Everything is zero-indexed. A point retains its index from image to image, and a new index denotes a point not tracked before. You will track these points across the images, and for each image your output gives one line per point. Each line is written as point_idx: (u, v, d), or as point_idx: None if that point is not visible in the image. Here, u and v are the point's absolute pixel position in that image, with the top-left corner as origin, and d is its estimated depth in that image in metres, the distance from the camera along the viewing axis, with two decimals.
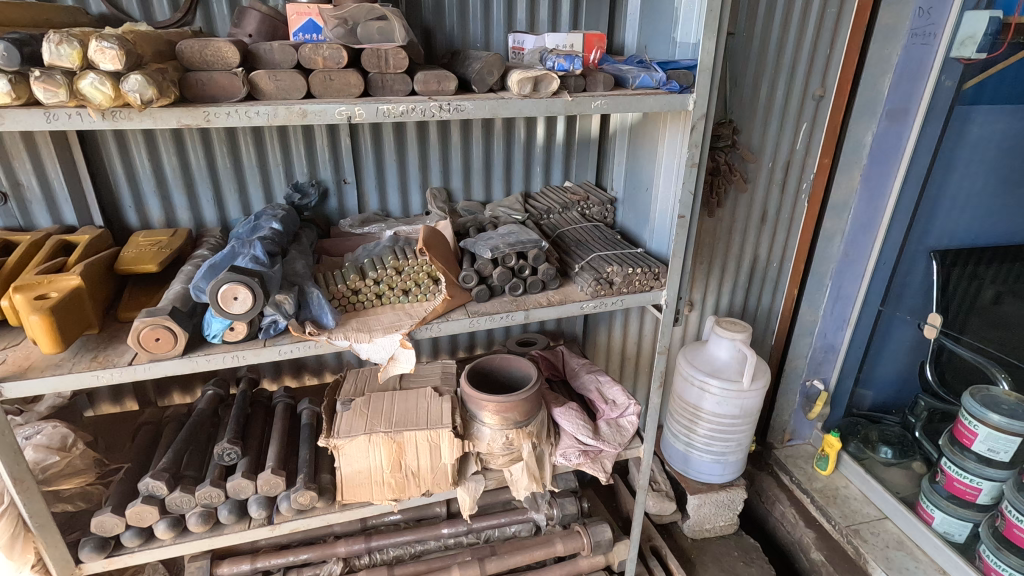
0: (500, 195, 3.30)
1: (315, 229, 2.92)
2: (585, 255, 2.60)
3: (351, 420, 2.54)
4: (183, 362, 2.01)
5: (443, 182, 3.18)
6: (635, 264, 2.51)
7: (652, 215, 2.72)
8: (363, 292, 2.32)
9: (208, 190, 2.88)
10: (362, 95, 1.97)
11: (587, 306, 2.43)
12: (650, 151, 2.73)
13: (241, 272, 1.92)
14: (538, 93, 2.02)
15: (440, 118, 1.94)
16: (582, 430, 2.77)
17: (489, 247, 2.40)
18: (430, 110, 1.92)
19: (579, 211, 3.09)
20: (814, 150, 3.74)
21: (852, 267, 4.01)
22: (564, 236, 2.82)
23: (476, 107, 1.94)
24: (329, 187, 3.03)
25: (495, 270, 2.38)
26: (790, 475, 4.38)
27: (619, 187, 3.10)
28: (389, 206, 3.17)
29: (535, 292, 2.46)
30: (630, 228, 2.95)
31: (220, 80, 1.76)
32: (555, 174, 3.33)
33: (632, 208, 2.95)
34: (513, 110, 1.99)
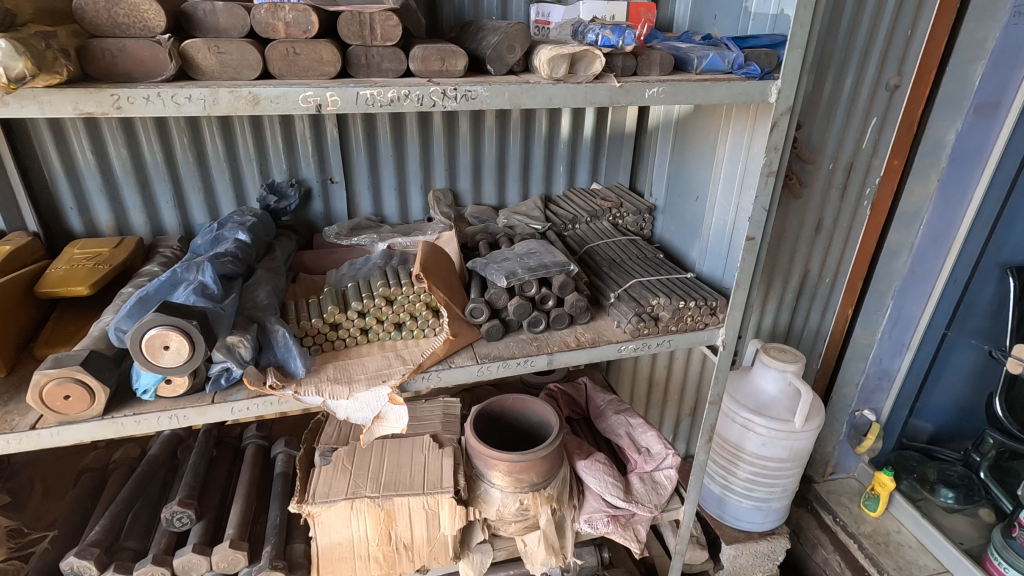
0: (516, 199, 2.79)
1: (295, 238, 2.44)
2: (623, 281, 2.10)
3: (331, 479, 2.07)
4: (104, 425, 1.54)
5: (449, 184, 2.69)
6: (687, 293, 2.00)
7: (706, 232, 2.21)
8: (345, 327, 1.85)
9: (167, 190, 2.40)
10: (340, 75, 1.46)
11: (626, 348, 1.92)
12: (702, 153, 2.22)
13: (176, 312, 1.43)
14: (575, 77, 1.51)
15: (441, 108, 1.42)
16: (610, 489, 2.29)
17: (503, 272, 1.89)
18: (432, 98, 1.41)
19: (610, 220, 2.59)
20: (883, 148, 3.19)
21: (918, 285, 3.47)
22: (595, 255, 2.32)
23: (493, 97, 1.44)
24: (313, 187, 2.54)
25: (511, 301, 1.89)
26: (834, 515, 3.89)
27: (659, 193, 2.59)
28: (385, 210, 2.68)
29: (560, 329, 1.96)
30: (675, 246, 2.44)
31: (137, 52, 1.26)
32: (581, 174, 2.82)
33: (676, 221, 2.44)
34: (542, 101, 1.48)
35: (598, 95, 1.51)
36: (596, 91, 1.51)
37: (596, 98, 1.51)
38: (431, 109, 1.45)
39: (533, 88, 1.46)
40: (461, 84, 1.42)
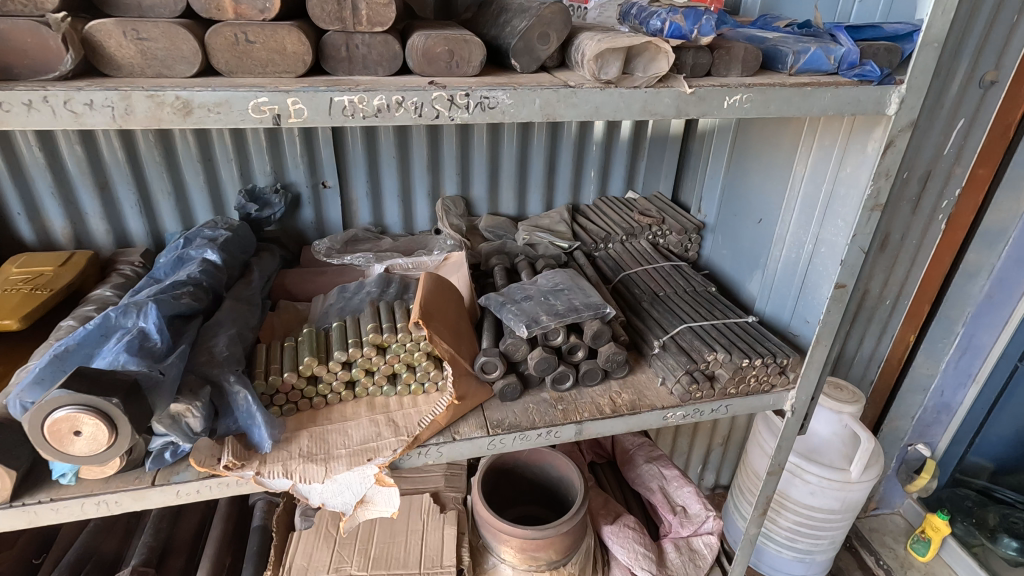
0: (538, 209, 2.40)
1: (279, 253, 2.08)
2: (668, 326, 1.72)
3: (311, 549, 1.75)
4: (13, 515, 1.21)
5: (461, 190, 2.31)
6: (751, 345, 1.61)
7: (771, 264, 1.81)
8: (326, 381, 1.50)
9: (131, 194, 2.05)
10: (313, 72, 1.09)
11: (673, 415, 1.55)
12: (771, 168, 1.81)
13: (92, 383, 1.08)
14: (631, 79, 1.11)
15: (449, 120, 1.05)
16: (640, 562, 1.94)
17: (522, 317, 1.52)
18: (436, 105, 1.03)
19: (649, 239, 2.19)
20: (968, 154, 2.58)
21: (993, 314, 2.91)
22: (633, 287, 1.94)
23: (519, 105, 1.06)
24: (302, 193, 2.18)
25: (532, 353, 1.53)
26: (877, 556, 3.31)
27: (709, 209, 2.17)
28: (386, 219, 2.31)
29: (592, 385, 1.60)
30: (730, 274, 2.04)
31: (17, 39, 0.89)
32: (615, 181, 2.41)
33: (731, 244, 2.03)
34: (586, 111, 1.10)
35: (661, 104, 1.12)
36: (660, 100, 1.11)
37: (658, 109, 1.12)
38: (434, 121, 1.07)
39: (575, 94, 1.08)
40: (478, 87, 1.03)
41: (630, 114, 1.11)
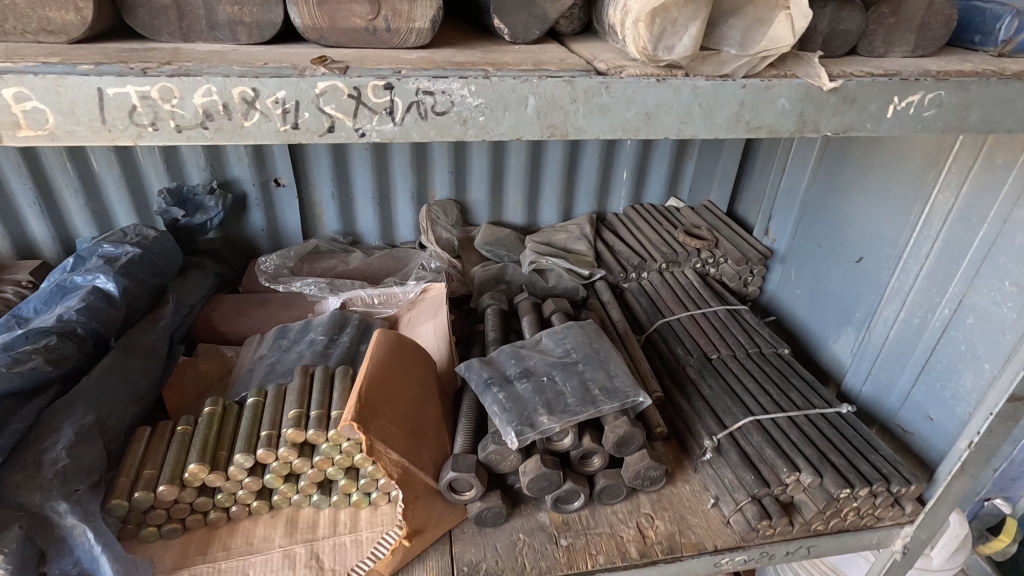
0: (552, 219, 1.88)
1: (214, 272, 1.61)
2: (726, 415, 1.21)
3: None
4: None
5: (454, 193, 1.79)
6: (852, 458, 1.10)
7: (876, 328, 1.28)
8: (229, 491, 1.05)
9: (26, 189, 1.57)
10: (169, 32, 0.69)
11: (730, 561, 1.06)
12: (888, 191, 1.24)
13: None
14: (717, 58, 0.62)
15: (387, 135, 0.56)
16: None
17: (512, 413, 1.03)
18: (323, 106, 0.54)
19: (696, 267, 1.67)
20: None
21: None
22: (674, 343, 1.42)
23: (496, 109, 0.57)
24: (249, 193, 1.69)
25: (524, 466, 1.04)
26: None
27: (780, 232, 1.62)
28: (359, 226, 1.82)
29: (612, 505, 1.11)
30: (808, 325, 1.51)
31: None
32: (654, 185, 1.87)
33: (811, 287, 1.49)
34: (625, 124, 0.61)
35: (769, 110, 0.62)
36: (770, 100, 0.62)
37: (761, 119, 0.63)
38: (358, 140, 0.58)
39: (608, 91, 0.59)
40: (410, 72, 0.55)
41: (706, 126, 0.62)
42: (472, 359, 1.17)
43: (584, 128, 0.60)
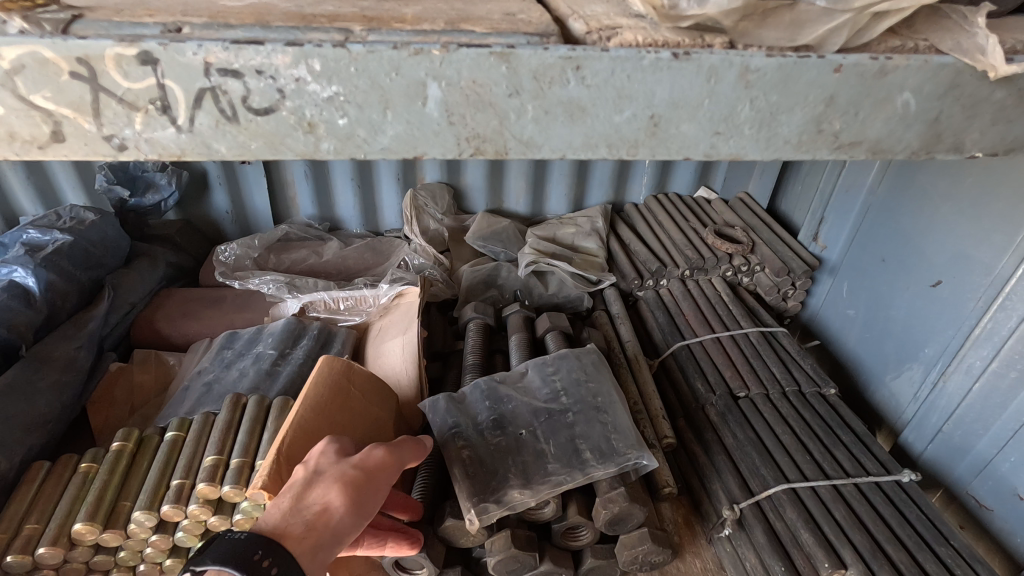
0: (561, 208, 1.62)
1: (167, 261, 1.41)
2: (752, 476, 0.97)
3: None
4: None
5: (446, 175, 1.55)
6: (912, 549, 0.86)
7: (953, 375, 1.00)
8: (133, 548, 0.86)
9: None
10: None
11: None
12: (991, 202, 0.95)
13: None
14: (791, 14, 0.48)
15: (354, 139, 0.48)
16: None
17: (474, 483, 0.82)
18: (26, 94, 0.43)
19: (724, 275, 1.41)
20: None
21: None
22: (692, 374, 1.18)
23: (361, 102, 0.46)
24: (209, 171, 1.47)
25: (490, 545, 0.83)
26: None
27: (831, 238, 1.33)
28: (338, 212, 1.59)
29: None
30: (861, 353, 1.24)
31: None
32: (683, 172, 1.60)
33: (867, 309, 1.22)
34: (599, 133, 0.49)
35: (880, 114, 0.49)
36: (888, 96, 0.49)
37: (862, 131, 0.50)
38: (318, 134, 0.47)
39: (576, 83, 0.47)
40: (189, 38, 0.44)
41: (756, 138, 0.49)
42: (439, 395, 0.93)
43: (502, 136, 0.48)
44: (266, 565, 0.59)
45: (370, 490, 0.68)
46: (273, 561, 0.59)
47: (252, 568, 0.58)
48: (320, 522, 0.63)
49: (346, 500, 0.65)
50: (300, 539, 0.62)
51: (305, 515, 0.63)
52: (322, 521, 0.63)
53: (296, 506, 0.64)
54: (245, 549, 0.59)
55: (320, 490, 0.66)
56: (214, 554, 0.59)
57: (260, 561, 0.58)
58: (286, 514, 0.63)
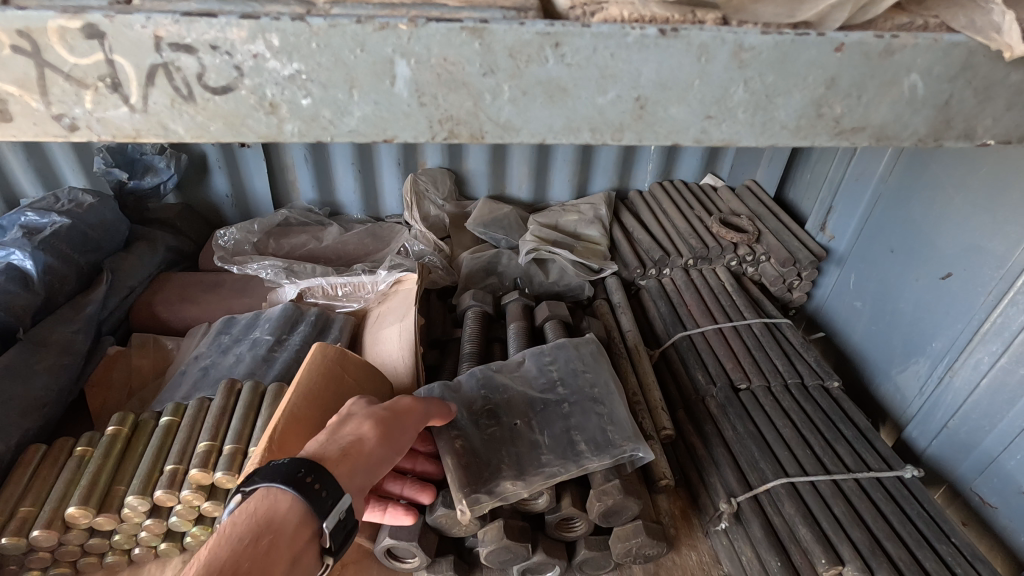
0: (564, 195, 1.60)
1: (167, 245, 1.40)
2: (751, 470, 0.96)
3: None
4: None
5: (448, 161, 1.53)
6: (910, 546, 0.84)
7: (960, 371, 0.98)
8: (127, 532, 0.86)
9: None
10: None
11: None
12: (1005, 193, 0.92)
13: None
14: None
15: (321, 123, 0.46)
16: None
17: (467, 472, 0.81)
18: None
19: (728, 264, 1.38)
20: None
21: None
22: (693, 365, 1.16)
23: (325, 81, 0.44)
24: (209, 154, 1.45)
25: (484, 536, 0.82)
26: None
27: (839, 228, 1.30)
28: (339, 197, 1.58)
29: None
30: (866, 346, 1.21)
31: None
32: (689, 159, 1.57)
33: (874, 301, 1.19)
34: (581, 116, 0.47)
35: (882, 98, 0.47)
36: (894, 78, 0.46)
37: (866, 116, 0.48)
38: (290, 116, 0.45)
39: (555, 61, 0.44)
40: (139, 9, 0.42)
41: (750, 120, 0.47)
42: (433, 384, 0.92)
43: (477, 118, 0.46)
44: (310, 482, 0.61)
45: (398, 427, 0.73)
46: (316, 478, 0.62)
47: (298, 483, 0.61)
48: (355, 449, 0.67)
49: (376, 434, 0.70)
50: (339, 462, 0.65)
51: (341, 444, 0.68)
52: (357, 448, 0.67)
53: (332, 438, 0.68)
54: (291, 468, 0.62)
55: (353, 426, 0.70)
56: (261, 476, 0.62)
57: (305, 477, 0.61)
58: (323, 444, 0.67)
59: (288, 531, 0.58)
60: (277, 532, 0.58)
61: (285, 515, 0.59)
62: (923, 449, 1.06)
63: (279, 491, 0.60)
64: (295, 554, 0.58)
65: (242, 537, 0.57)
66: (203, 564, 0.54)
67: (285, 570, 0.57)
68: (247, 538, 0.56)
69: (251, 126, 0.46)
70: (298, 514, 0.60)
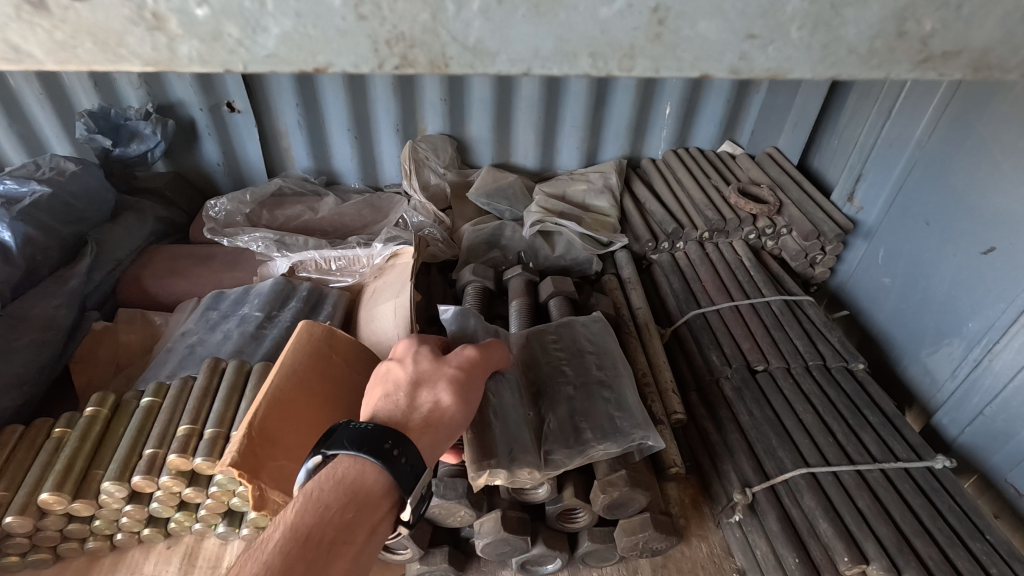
0: (572, 164, 1.51)
1: (156, 216, 1.34)
2: (768, 458, 0.89)
3: None
4: None
5: (449, 127, 1.44)
6: (942, 544, 0.78)
7: (1001, 354, 0.90)
8: (108, 518, 0.82)
9: None
10: None
11: None
12: None
13: None
14: None
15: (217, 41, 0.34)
16: None
17: (484, 440, 0.70)
18: None
19: (746, 237, 1.30)
20: None
21: None
22: (706, 344, 1.09)
23: None
24: (197, 119, 1.38)
25: (479, 527, 0.78)
26: None
27: (868, 199, 1.21)
28: (336, 165, 1.50)
29: (600, 569, 0.84)
30: (894, 326, 1.13)
31: None
32: (706, 125, 1.47)
33: (905, 277, 1.10)
34: (580, 35, 0.37)
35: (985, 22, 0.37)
36: None
37: (964, 36, 0.37)
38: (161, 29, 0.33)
39: None
40: None
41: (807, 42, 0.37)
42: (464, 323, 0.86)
43: (438, 38, 0.36)
44: (396, 455, 0.56)
45: (472, 387, 0.66)
46: (403, 451, 0.56)
47: (385, 458, 0.55)
48: (435, 418, 0.61)
49: (454, 400, 0.63)
50: (419, 432, 0.59)
51: (421, 415, 0.60)
52: (438, 416, 0.61)
53: (408, 405, 0.61)
54: (375, 436, 0.56)
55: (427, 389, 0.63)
56: (345, 440, 0.56)
57: (391, 450, 0.55)
58: (400, 414, 0.60)
59: (371, 502, 0.54)
60: (362, 503, 0.53)
61: (369, 486, 0.54)
62: (954, 436, 0.99)
63: (365, 459, 0.55)
64: (375, 527, 0.53)
65: (328, 504, 0.52)
66: (286, 527, 0.50)
67: (367, 539, 0.53)
68: (332, 506, 0.52)
69: (132, 46, 0.34)
70: (382, 486, 0.55)
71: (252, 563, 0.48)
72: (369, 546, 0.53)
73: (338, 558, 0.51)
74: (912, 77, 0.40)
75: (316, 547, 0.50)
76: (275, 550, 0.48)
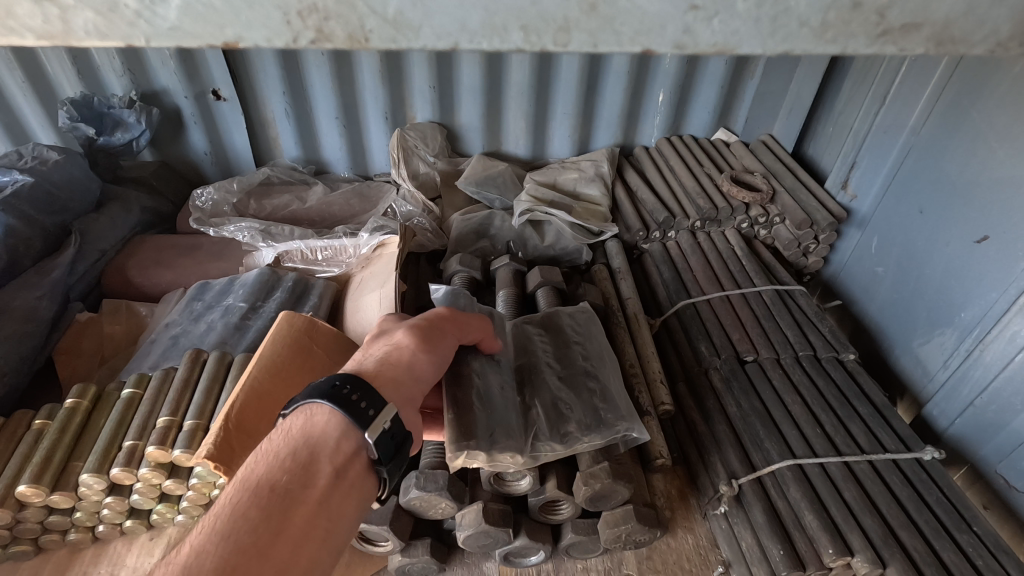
0: (564, 152, 1.49)
1: (142, 206, 1.33)
2: (755, 450, 0.88)
3: None
4: None
5: (438, 115, 1.42)
6: (928, 535, 0.77)
7: (993, 345, 0.89)
8: (88, 510, 0.82)
9: None
10: None
11: None
12: None
13: None
14: None
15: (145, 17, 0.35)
16: None
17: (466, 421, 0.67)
18: None
19: (739, 226, 1.29)
20: None
21: None
22: (695, 335, 1.07)
23: None
24: (182, 107, 1.36)
25: (461, 519, 0.77)
26: None
27: (862, 188, 1.19)
28: (324, 154, 1.48)
29: (584, 561, 0.83)
30: (887, 315, 1.12)
31: None
32: (700, 113, 1.45)
33: (898, 266, 1.09)
34: (507, 6, 0.37)
35: None
36: None
37: (925, 7, 0.38)
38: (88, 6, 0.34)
39: None
40: None
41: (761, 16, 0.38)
42: (450, 295, 0.81)
43: (355, 11, 0.37)
44: (353, 397, 0.54)
45: (437, 335, 0.65)
46: (357, 390, 0.54)
47: (339, 399, 0.53)
48: (393, 360, 0.60)
49: (413, 342, 0.62)
50: (383, 380, 0.58)
51: (375, 356, 0.61)
52: (394, 357, 0.60)
53: (364, 354, 0.62)
54: (328, 383, 0.56)
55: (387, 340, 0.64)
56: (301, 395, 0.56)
57: (347, 392, 0.54)
58: (358, 362, 0.61)
59: (330, 447, 0.52)
60: (316, 448, 0.51)
61: (323, 430, 0.53)
62: (947, 428, 0.98)
63: (315, 404, 0.54)
64: (335, 468, 0.51)
65: (279, 453, 0.51)
66: (239, 480, 0.50)
67: (329, 483, 0.50)
68: (283, 455, 0.51)
69: (23, 17, 0.34)
70: (336, 427, 0.53)
71: (209, 520, 0.47)
72: (334, 487, 0.51)
73: (295, 501, 0.48)
74: (872, 51, 0.41)
75: (270, 495, 0.48)
76: (223, 504, 0.48)
